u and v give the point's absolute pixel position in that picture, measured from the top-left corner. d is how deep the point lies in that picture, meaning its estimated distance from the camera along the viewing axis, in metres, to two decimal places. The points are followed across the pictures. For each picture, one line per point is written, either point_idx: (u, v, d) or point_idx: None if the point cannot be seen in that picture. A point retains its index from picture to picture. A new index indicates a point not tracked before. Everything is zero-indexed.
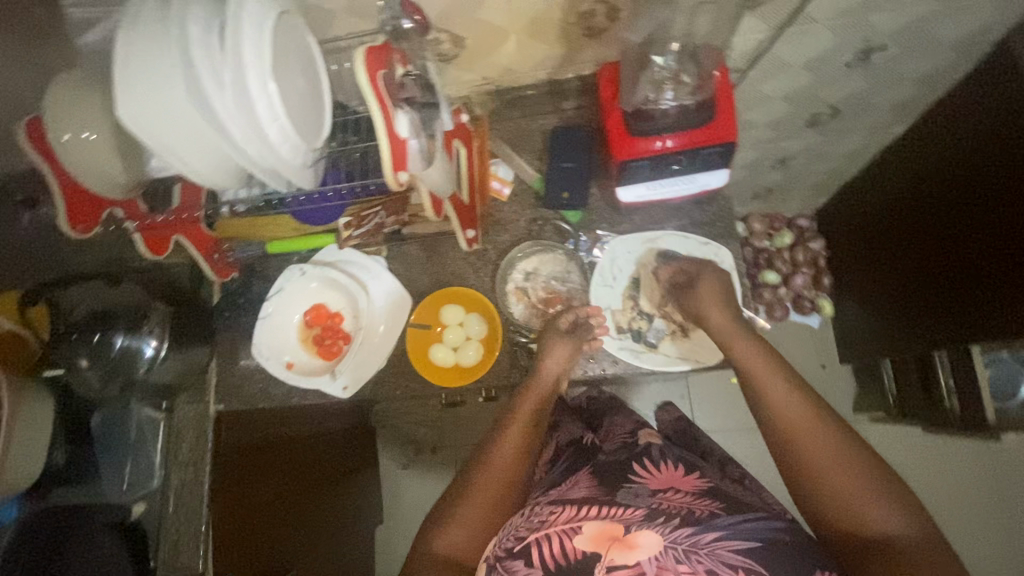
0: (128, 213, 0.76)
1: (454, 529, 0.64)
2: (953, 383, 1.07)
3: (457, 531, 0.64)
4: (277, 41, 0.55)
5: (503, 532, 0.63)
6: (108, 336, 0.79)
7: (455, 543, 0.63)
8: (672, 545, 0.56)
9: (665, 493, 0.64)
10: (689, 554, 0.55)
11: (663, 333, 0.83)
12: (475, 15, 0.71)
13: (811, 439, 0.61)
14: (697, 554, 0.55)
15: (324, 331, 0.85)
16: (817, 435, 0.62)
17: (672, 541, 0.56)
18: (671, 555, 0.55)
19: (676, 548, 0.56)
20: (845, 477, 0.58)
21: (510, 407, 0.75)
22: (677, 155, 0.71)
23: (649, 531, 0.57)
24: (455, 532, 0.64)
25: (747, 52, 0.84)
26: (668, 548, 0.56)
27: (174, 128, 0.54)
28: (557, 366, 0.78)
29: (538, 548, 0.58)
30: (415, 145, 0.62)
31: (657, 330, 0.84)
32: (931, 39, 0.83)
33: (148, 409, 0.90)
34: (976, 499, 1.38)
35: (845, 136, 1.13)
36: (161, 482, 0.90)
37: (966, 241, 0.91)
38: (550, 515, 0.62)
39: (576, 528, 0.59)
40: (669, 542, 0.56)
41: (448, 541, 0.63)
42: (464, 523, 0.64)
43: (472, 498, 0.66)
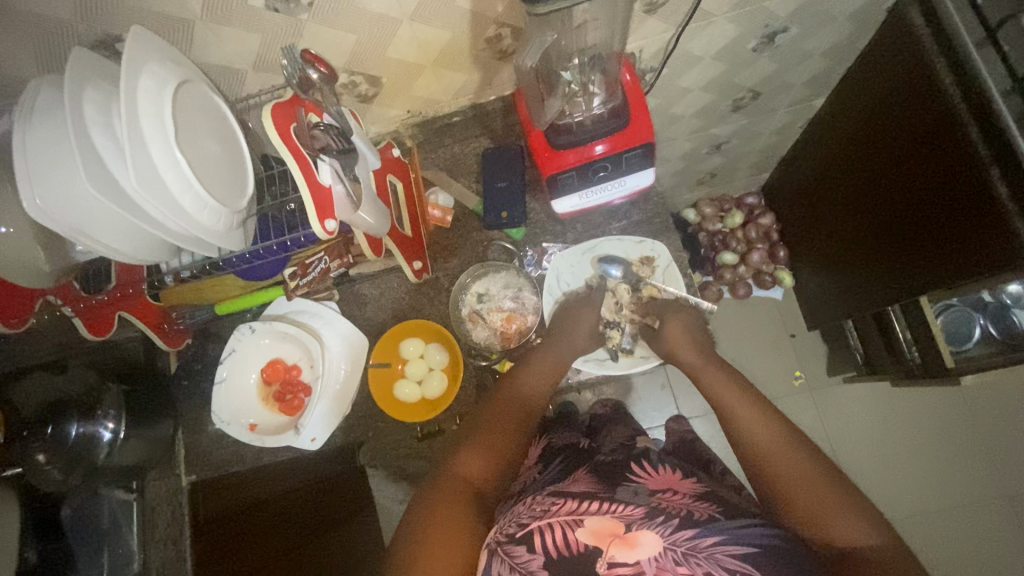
0: (64, 298, 0.76)
1: (470, 457, 0.65)
2: (911, 334, 1.11)
3: (475, 458, 0.65)
4: (181, 113, 0.56)
5: (505, 520, 0.62)
6: (63, 426, 0.76)
7: (474, 468, 0.64)
8: (672, 547, 0.54)
9: (665, 493, 0.62)
10: (688, 557, 0.53)
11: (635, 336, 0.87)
12: (385, 55, 0.72)
13: (776, 449, 0.62)
14: (695, 557, 0.53)
15: (283, 386, 0.85)
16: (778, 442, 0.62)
17: (672, 543, 0.54)
18: (671, 556, 0.54)
19: (676, 550, 0.54)
20: (806, 485, 0.58)
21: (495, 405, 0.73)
22: (604, 161, 0.74)
23: (649, 531, 0.56)
24: (476, 460, 0.65)
25: (658, 52, 0.86)
26: (668, 550, 0.54)
27: (86, 211, 0.54)
28: (539, 376, 0.77)
29: (542, 536, 0.58)
30: (341, 190, 0.63)
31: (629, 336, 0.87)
32: (827, 15, 0.88)
33: (119, 492, 0.89)
34: (958, 439, 1.42)
35: (770, 114, 1.17)
36: (141, 564, 0.89)
37: (893, 200, 0.95)
38: (552, 506, 0.61)
39: (578, 521, 0.58)
40: (669, 544, 0.54)
41: (467, 469, 0.64)
42: (482, 449, 0.66)
43: (481, 445, 0.67)
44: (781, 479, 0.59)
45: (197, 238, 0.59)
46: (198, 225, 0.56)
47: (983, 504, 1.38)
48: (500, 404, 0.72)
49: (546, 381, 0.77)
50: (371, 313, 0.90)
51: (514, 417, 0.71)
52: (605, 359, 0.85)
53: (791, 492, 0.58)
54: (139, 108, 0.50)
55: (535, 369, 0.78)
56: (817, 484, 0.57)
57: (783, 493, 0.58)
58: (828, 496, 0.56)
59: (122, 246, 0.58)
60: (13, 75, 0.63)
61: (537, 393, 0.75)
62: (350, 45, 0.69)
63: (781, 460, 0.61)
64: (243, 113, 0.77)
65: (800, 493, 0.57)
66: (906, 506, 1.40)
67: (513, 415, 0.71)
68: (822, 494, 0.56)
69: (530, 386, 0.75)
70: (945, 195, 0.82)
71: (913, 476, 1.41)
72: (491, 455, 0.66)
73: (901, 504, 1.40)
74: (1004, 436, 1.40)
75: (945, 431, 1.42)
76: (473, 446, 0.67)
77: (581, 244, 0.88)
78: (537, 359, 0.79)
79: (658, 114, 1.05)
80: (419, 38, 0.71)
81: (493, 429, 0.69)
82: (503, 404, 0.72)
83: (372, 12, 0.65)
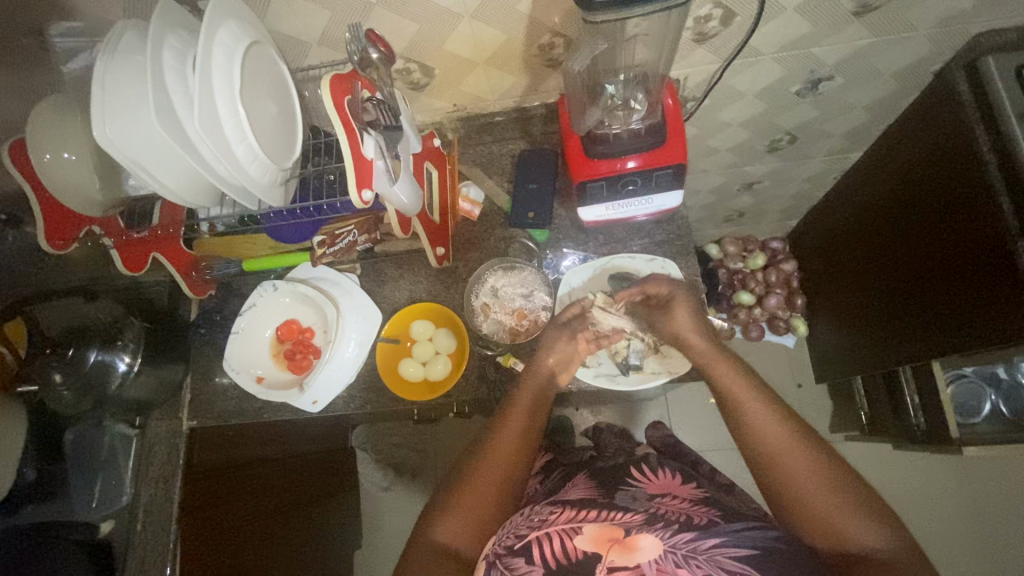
0: (106, 230, 0.78)
1: (453, 519, 0.64)
2: (918, 400, 1.09)
3: (454, 519, 0.63)
4: (248, 70, 0.60)
5: (503, 534, 0.64)
6: (83, 351, 0.80)
7: (454, 529, 0.63)
8: (672, 549, 0.56)
9: (664, 498, 0.66)
10: (688, 559, 0.54)
11: (642, 352, 0.83)
12: (441, 48, 0.76)
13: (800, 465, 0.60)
14: (696, 559, 0.54)
15: (294, 345, 0.87)
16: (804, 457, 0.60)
17: (672, 545, 0.56)
18: (671, 559, 0.55)
19: (676, 553, 0.55)
20: (821, 488, 0.58)
21: (507, 404, 0.73)
22: (635, 176, 0.76)
23: (648, 535, 0.57)
24: (455, 521, 0.63)
25: (702, 82, 0.89)
26: (668, 553, 0.55)
27: (146, 147, 0.57)
28: (550, 363, 0.78)
29: (539, 548, 0.59)
30: (381, 165, 0.66)
31: (636, 351, 0.83)
32: (873, 69, 0.90)
33: (122, 425, 0.92)
34: (960, 517, 1.37)
35: (806, 160, 1.18)
36: (130, 499, 0.91)
37: (914, 262, 0.96)
38: (550, 515, 0.64)
39: (576, 529, 0.60)
40: (669, 547, 0.56)
41: (447, 530, 0.63)
42: (466, 509, 0.64)
43: (464, 498, 0.65)
44: (789, 478, 0.59)
45: (243, 189, 0.63)
46: (247, 175, 0.59)
47: None
48: (485, 458, 0.68)
49: (529, 428, 0.71)
50: (389, 291, 0.93)
51: (498, 476, 0.67)
52: (616, 373, 0.83)
53: (801, 493, 0.58)
54: (211, 58, 0.54)
55: (553, 352, 0.78)
56: (826, 488, 0.58)
57: (790, 492, 0.59)
58: (838, 500, 0.57)
59: (173, 185, 0.62)
60: (98, 15, 0.68)
61: (529, 421, 0.72)
62: (411, 33, 0.73)
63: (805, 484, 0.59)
64: (300, 84, 0.81)
65: (816, 496, 0.57)
66: None
67: (500, 476, 0.67)
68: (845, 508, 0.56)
69: (515, 434, 0.70)
70: (968, 263, 0.83)
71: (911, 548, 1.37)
72: (473, 517, 0.64)
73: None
74: (1005, 519, 1.36)
75: (945, 503, 1.39)
76: (453, 506, 0.65)
77: (592, 261, 0.89)
78: (520, 403, 0.73)
79: (694, 143, 1.07)
80: (477, 35, 0.74)
81: (472, 491, 0.65)
82: (488, 458, 0.68)
83: (438, 5, 0.68)
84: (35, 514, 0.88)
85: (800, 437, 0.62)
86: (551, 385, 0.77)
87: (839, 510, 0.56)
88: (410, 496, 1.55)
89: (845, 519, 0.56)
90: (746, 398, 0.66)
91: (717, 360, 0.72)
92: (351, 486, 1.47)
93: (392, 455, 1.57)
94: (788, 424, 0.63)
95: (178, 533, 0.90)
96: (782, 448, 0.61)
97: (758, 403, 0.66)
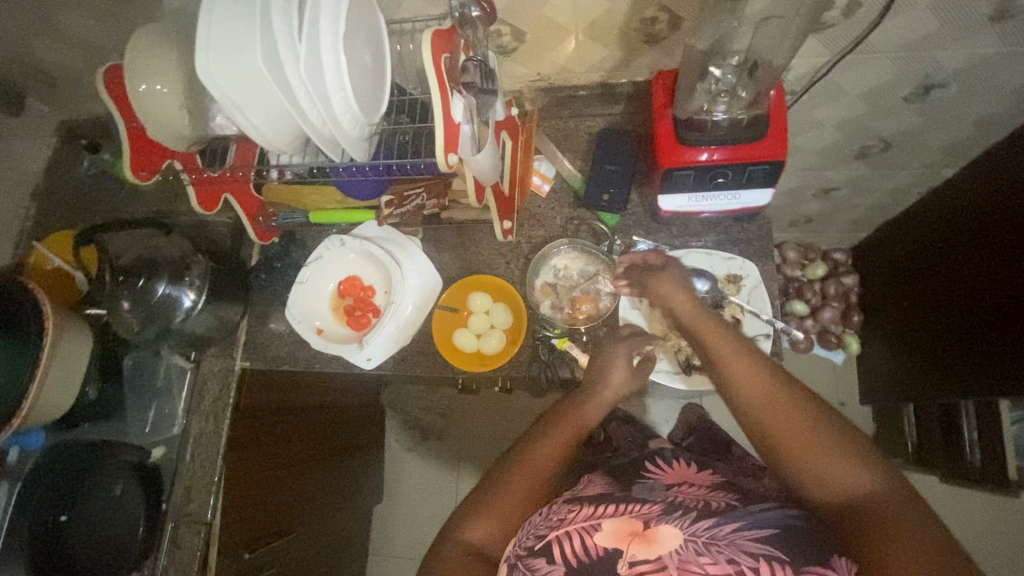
0: (186, 166, 0.81)
1: (485, 521, 0.63)
2: (976, 436, 1.05)
3: (486, 520, 0.63)
4: (353, 18, 0.59)
5: (524, 532, 0.62)
6: (152, 283, 0.83)
7: (487, 533, 0.62)
8: (692, 538, 0.54)
9: (681, 486, 0.64)
10: (709, 546, 0.53)
11: None
12: (539, 11, 0.73)
13: (782, 412, 0.57)
14: (716, 546, 0.52)
15: (356, 302, 0.87)
16: (769, 401, 0.58)
17: (691, 534, 0.54)
18: (692, 548, 0.53)
19: (696, 542, 0.53)
20: (819, 445, 0.54)
21: (545, 426, 0.71)
22: (723, 168, 0.71)
23: (667, 526, 0.56)
24: (486, 522, 0.63)
25: (805, 75, 0.83)
26: (689, 542, 0.54)
27: (245, 90, 0.56)
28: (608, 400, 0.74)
29: (560, 548, 0.57)
30: (466, 130, 0.64)
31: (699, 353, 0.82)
32: (995, 81, 0.82)
33: (178, 357, 0.96)
34: (995, 559, 1.32)
35: (893, 171, 1.11)
36: (180, 430, 0.95)
37: (1006, 288, 0.89)
38: (569, 513, 0.61)
39: (596, 525, 0.58)
40: (689, 535, 0.54)
41: (476, 532, 0.62)
42: (494, 514, 0.63)
43: (492, 506, 0.64)
44: (786, 440, 0.56)
45: (330, 140, 0.62)
46: (339, 126, 0.59)
47: None
48: (518, 471, 0.67)
49: (570, 444, 0.70)
50: (449, 259, 0.91)
51: (530, 488, 0.66)
52: (676, 372, 0.82)
53: (807, 459, 0.54)
54: (322, 3, 0.53)
55: (612, 386, 0.74)
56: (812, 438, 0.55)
57: (793, 458, 0.55)
58: (831, 453, 0.54)
59: (266, 134, 0.62)
60: None
61: (568, 442, 0.70)
62: None
63: (796, 440, 0.55)
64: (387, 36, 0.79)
65: (814, 454, 0.54)
66: None
67: (532, 484, 0.66)
68: (839, 455, 0.53)
69: (554, 450, 0.69)
70: None
71: None
72: (504, 523, 0.63)
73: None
74: None
75: (979, 542, 1.34)
76: (486, 509, 0.64)
77: (665, 253, 0.85)
78: (562, 431, 0.70)
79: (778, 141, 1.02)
80: (579, 2, 0.70)
81: (505, 497, 0.64)
82: (521, 469, 0.67)
83: None
84: (93, 431, 0.93)
85: (788, 394, 0.58)
86: (596, 420, 0.73)
87: (832, 458, 0.53)
88: (435, 460, 1.58)
89: (847, 470, 0.53)
90: (722, 356, 0.62)
91: (693, 321, 0.66)
92: (378, 442, 1.51)
93: (420, 418, 1.59)
94: (760, 376, 0.59)
95: (224, 468, 0.92)
96: (768, 410, 0.57)
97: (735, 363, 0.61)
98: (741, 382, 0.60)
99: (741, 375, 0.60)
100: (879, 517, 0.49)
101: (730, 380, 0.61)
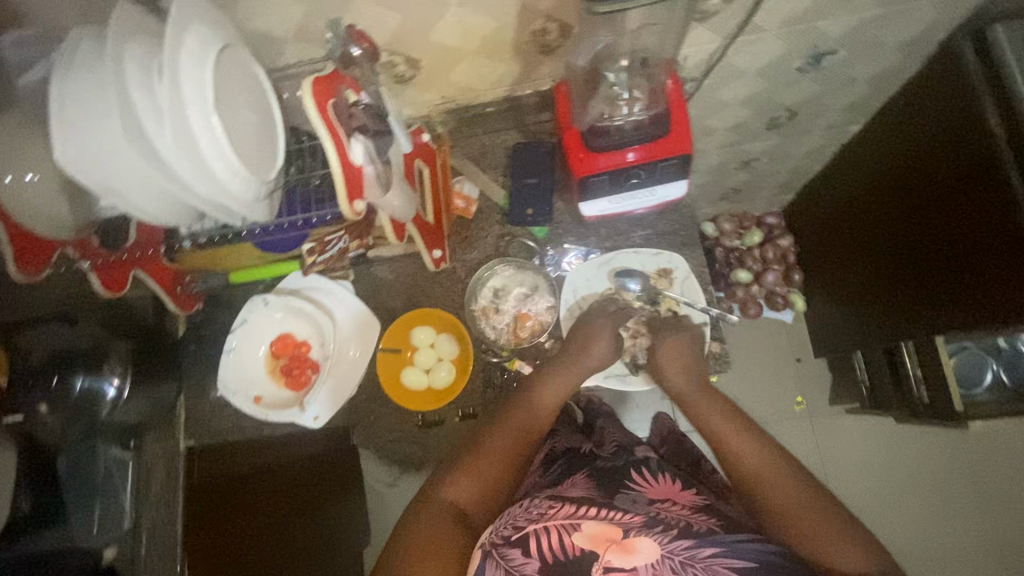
0: (82, 252, 0.73)
1: (465, 476, 0.65)
2: (920, 372, 1.10)
3: (467, 478, 0.64)
4: (223, 76, 0.55)
5: (501, 521, 0.61)
6: (68, 379, 0.77)
7: (467, 489, 0.64)
8: (669, 555, 0.54)
9: (664, 503, 0.63)
10: (685, 566, 0.53)
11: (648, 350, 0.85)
12: (427, 38, 0.71)
13: (770, 479, 0.63)
14: (693, 567, 0.53)
15: (291, 361, 0.84)
16: (776, 471, 0.63)
17: (669, 551, 0.54)
18: (668, 565, 0.53)
19: (673, 559, 0.54)
20: (804, 514, 0.59)
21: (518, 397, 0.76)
22: (637, 168, 0.73)
23: (646, 538, 0.56)
24: (468, 478, 0.64)
25: (702, 61, 0.85)
26: (665, 558, 0.54)
27: (116, 171, 0.53)
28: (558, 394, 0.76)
29: (537, 541, 0.56)
30: (370, 171, 0.62)
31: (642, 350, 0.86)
32: (877, 42, 0.86)
33: (116, 448, 0.88)
34: (960, 484, 1.39)
35: (804, 136, 1.15)
36: (132, 523, 0.89)
37: (918, 237, 0.94)
38: (549, 509, 0.61)
39: (576, 525, 0.58)
40: (666, 552, 0.54)
41: (456, 489, 0.63)
42: (473, 473, 0.65)
43: (473, 464, 0.66)
44: (780, 508, 0.60)
45: (223, 206, 0.58)
46: (229, 193, 0.55)
47: (974, 553, 1.36)
48: (501, 430, 0.70)
49: (544, 414, 0.74)
50: (383, 297, 0.90)
51: (506, 451, 0.68)
52: (626, 373, 0.86)
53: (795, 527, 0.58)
54: (179, 68, 0.49)
55: (568, 373, 0.78)
56: (820, 518, 0.58)
57: (785, 521, 0.59)
58: (828, 531, 0.57)
59: (152, 210, 0.58)
60: (50, 21, 0.62)
61: (539, 418, 0.73)
62: (394, 25, 0.68)
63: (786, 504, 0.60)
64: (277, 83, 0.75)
65: (806, 522, 0.58)
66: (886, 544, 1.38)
67: (510, 447, 0.69)
68: (827, 530, 0.57)
69: (527, 419, 0.73)
70: (977, 240, 0.81)
71: (912, 516, 1.39)
72: (485, 482, 0.65)
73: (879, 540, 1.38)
74: (1003, 484, 1.38)
75: (943, 471, 1.40)
76: (467, 468, 0.66)
77: (596, 258, 0.87)
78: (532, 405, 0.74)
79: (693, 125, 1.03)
80: (465, 23, 0.69)
81: (486, 455, 0.67)
82: (500, 433, 0.70)
83: None
84: (35, 544, 0.76)
85: (788, 468, 0.64)
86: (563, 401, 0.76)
87: (844, 540, 0.56)
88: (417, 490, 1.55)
89: (837, 549, 0.55)
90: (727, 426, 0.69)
91: (701, 400, 0.74)
92: None
93: None
94: (772, 456, 0.65)
95: (185, 551, 0.91)
96: (775, 483, 0.62)
97: (756, 449, 0.66)
98: (749, 463, 0.65)
99: (750, 444, 0.67)
100: None
101: (742, 461, 0.66)
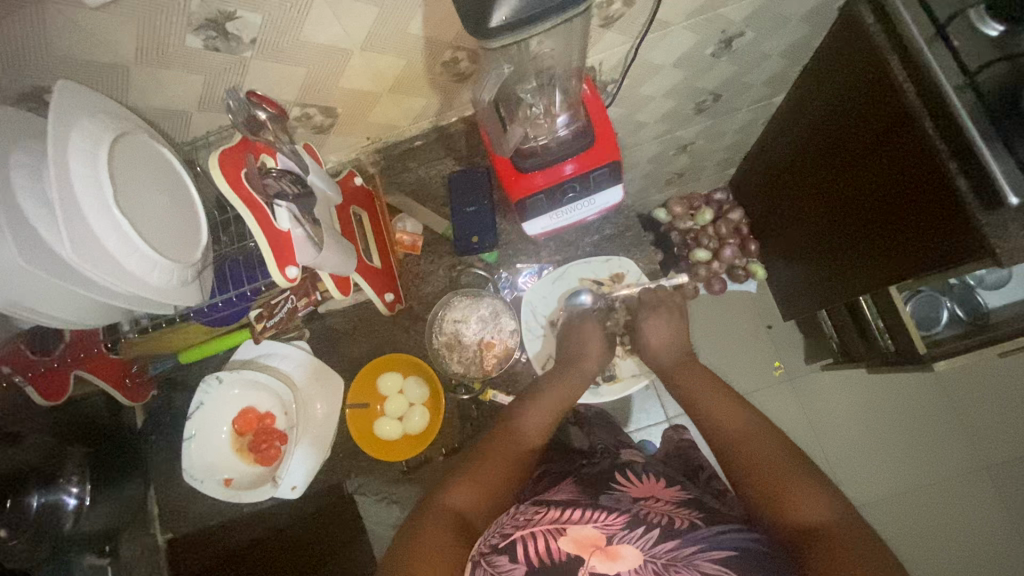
0: (14, 366, 0.70)
1: (461, 487, 0.63)
2: (882, 323, 1.13)
3: (463, 489, 0.62)
4: (122, 167, 0.53)
5: (489, 532, 0.60)
6: (23, 499, 0.79)
7: (468, 497, 0.62)
8: (652, 559, 0.53)
9: (648, 500, 0.62)
10: (668, 567, 0.52)
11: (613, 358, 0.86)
12: (338, 86, 0.69)
13: (744, 437, 0.65)
14: (675, 567, 0.52)
15: (257, 437, 0.82)
16: (753, 429, 0.65)
17: (652, 555, 0.54)
18: (650, 568, 0.53)
19: (656, 562, 0.53)
20: (775, 463, 0.60)
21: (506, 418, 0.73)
22: (573, 181, 0.73)
23: (629, 543, 0.55)
24: (466, 489, 0.62)
25: (619, 63, 0.85)
26: (648, 562, 0.53)
27: (22, 285, 0.50)
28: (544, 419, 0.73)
29: (524, 545, 0.55)
30: (299, 233, 0.60)
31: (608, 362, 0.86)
32: (781, 17, 0.88)
33: (91, 555, 0.85)
34: (940, 418, 1.44)
35: (733, 114, 1.17)
36: None
37: (856, 193, 0.96)
38: (535, 514, 0.60)
39: (560, 529, 0.57)
40: (649, 557, 0.54)
41: (455, 496, 0.61)
42: (474, 482, 0.63)
43: (465, 476, 0.64)
44: (751, 459, 0.62)
45: (147, 298, 0.56)
46: (150, 285, 0.53)
47: (964, 481, 1.40)
48: (497, 442, 0.69)
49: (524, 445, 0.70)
50: (346, 348, 0.88)
51: (497, 474, 0.65)
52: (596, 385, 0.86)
53: (768, 479, 0.59)
54: (69, 170, 0.47)
55: (549, 395, 0.75)
56: (791, 470, 0.59)
57: (757, 477, 0.60)
58: (798, 478, 0.58)
59: (67, 313, 0.56)
60: None
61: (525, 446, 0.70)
62: (301, 80, 0.66)
63: (758, 457, 0.62)
64: (191, 155, 0.72)
65: (774, 470, 0.60)
66: (884, 489, 1.42)
67: (497, 472, 0.65)
68: (799, 472, 0.59)
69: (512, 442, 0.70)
70: (905, 191, 0.83)
71: (901, 457, 1.43)
72: (484, 489, 0.63)
73: (872, 486, 1.42)
74: (977, 410, 1.43)
75: (922, 409, 1.44)
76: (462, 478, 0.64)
77: (549, 274, 0.87)
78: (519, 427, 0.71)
79: (624, 122, 1.04)
80: (373, 66, 0.68)
81: (477, 471, 0.65)
82: (499, 446, 0.68)
83: (321, 45, 0.62)
84: None
85: (762, 427, 0.65)
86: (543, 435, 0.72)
87: (793, 484, 0.58)
88: None
89: (808, 492, 0.57)
90: (705, 389, 0.72)
91: (679, 369, 0.78)
92: None
93: None
94: (749, 415, 0.67)
95: None
96: (749, 433, 0.65)
97: (730, 417, 0.68)
98: (725, 419, 0.67)
99: (723, 401, 0.70)
100: (841, 539, 0.52)
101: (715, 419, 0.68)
